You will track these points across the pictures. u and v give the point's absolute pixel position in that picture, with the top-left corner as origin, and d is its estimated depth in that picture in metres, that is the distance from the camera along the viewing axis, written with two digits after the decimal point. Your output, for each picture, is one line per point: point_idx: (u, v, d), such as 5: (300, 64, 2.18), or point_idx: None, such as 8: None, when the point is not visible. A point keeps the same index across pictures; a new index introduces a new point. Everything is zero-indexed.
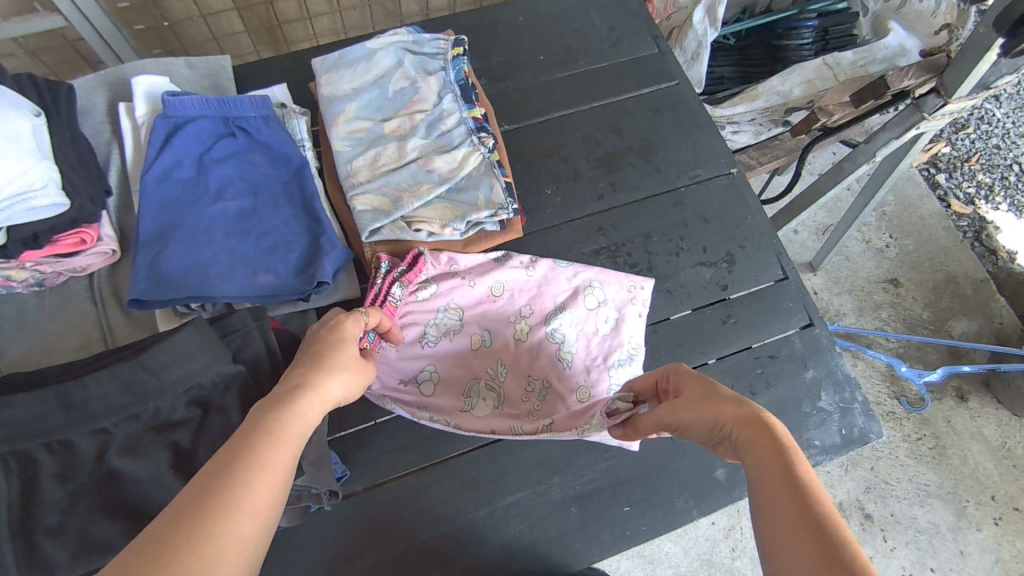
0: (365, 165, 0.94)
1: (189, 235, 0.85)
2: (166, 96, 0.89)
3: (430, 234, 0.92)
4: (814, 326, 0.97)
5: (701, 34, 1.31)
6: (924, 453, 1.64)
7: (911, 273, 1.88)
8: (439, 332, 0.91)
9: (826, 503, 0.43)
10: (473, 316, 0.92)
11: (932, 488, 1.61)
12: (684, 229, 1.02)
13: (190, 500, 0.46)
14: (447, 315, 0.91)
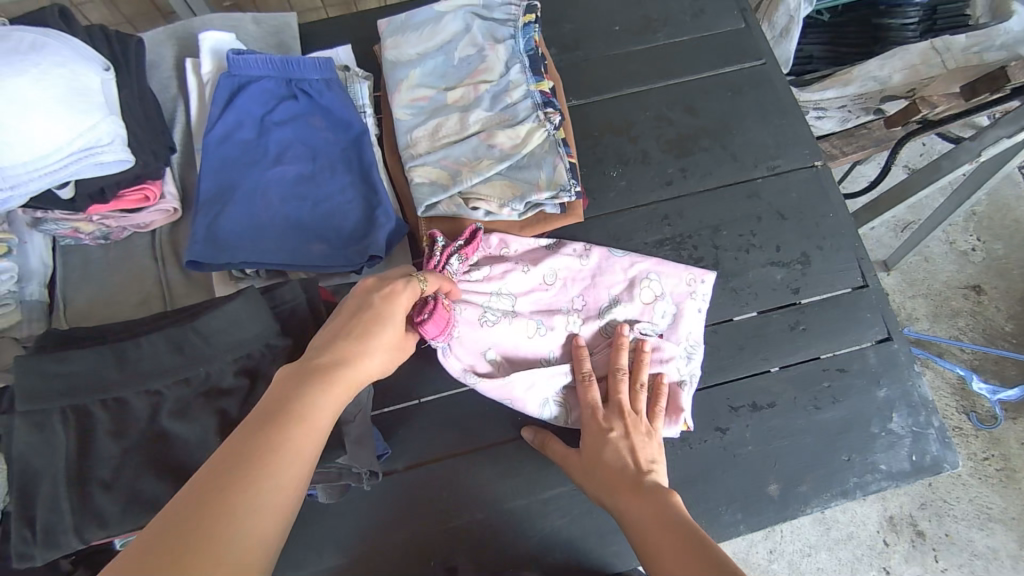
0: (425, 134, 0.91)
1: (246, 198, 0.84)
2: (230, 54, 0.87)
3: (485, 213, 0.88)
4: (892, 340, 0.90)
5: (794, 8, 1.19)
6: (989, 474, 1.54)
7: (997, 280, 1.73)
8: (497, 313, 0.85)
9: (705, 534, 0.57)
10: (525, 303, 0.87)
11: (994, 511, 1.51)
12: (756, 224, 0.95)
13: (209, 490, 0.45)
14: (499, 299, 0.86)
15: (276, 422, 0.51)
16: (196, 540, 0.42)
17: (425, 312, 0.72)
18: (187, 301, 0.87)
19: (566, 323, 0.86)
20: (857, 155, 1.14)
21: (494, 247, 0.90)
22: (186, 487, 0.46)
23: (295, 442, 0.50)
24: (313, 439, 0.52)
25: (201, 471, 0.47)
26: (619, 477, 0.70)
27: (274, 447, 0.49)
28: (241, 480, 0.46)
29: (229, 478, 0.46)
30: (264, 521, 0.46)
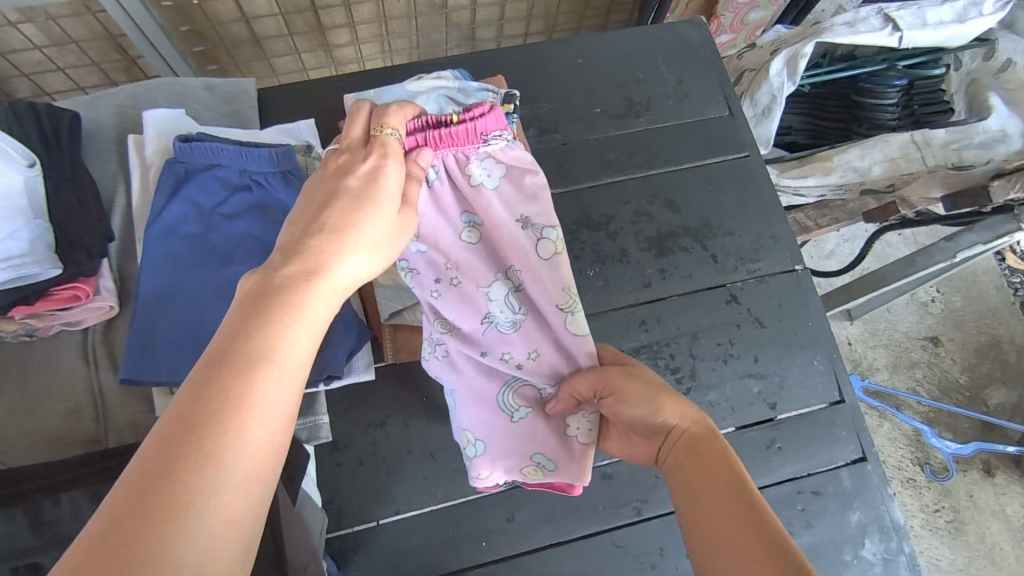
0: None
1: (190, 303, 0.77)
2: (177, 142, 0.79)
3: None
4: (866, 461, 0.89)
5: (776, 88, 1.16)
6: (939, 526, 1.58)
7: (953, 331, 1.76)
8: (498, 180, 0.75)
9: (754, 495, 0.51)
10: (496, 228, 0.76)
11: (942, 562, 1.55)
12: (735, 331, 0.92)
13: (173, 442, 0.37)
14: (492, 182, 0.75)
15: (239, 361, 0.41)
16: (152, 530, 0.34)
17: (466, 116, 0.69)
18: (123, 411, 0.79)
19: (503, 299, 0.78)
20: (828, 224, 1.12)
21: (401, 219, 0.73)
22: (134, 455, 0.37)
23: (262, 391, 0.41)
24: (286, 375, 0.42)
25: (152, 434, 0.38)
26: (674, 432, 0.61)
27: (236, 400, 0.39)
28: (200, 446, 0.37)
29: (182, 440, 0.37)
30: (248, 470, 0.39)
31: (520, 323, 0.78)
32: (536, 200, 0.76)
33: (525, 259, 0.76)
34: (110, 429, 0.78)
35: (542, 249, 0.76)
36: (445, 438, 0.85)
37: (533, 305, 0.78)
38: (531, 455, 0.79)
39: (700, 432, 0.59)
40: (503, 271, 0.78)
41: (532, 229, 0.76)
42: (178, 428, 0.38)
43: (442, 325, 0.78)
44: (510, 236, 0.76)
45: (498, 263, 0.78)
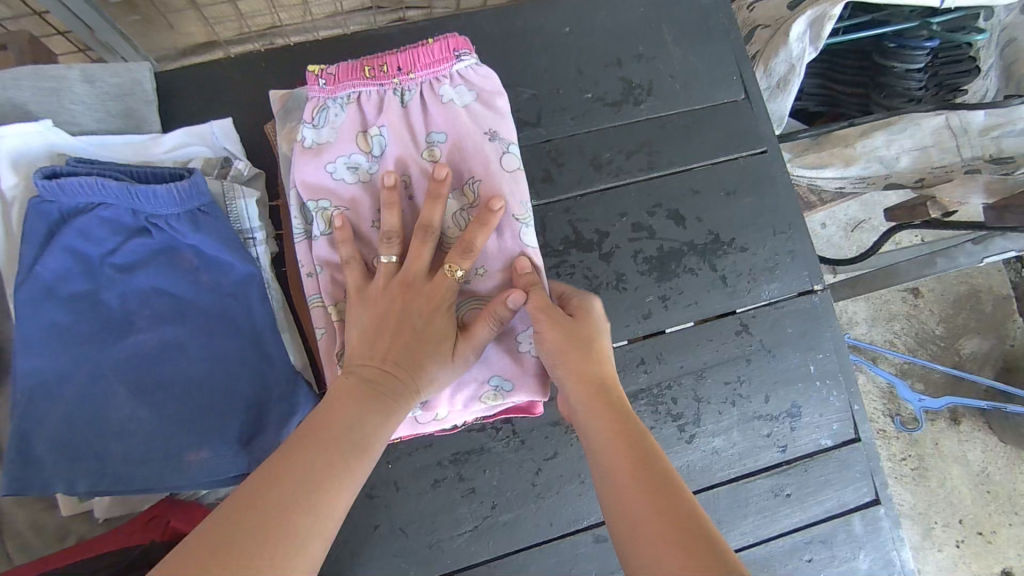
0: (305, 228, 0.66)
1: (84, 389, 0.60)
2: (38, 180, 0.58)
3: (316, 125, 0.66)
4: (878, 505, 0.81)
5: (796, 55, 0.99)
6: (904, 473, 1.43)
7: (936, 281, 1.52)
8: (465, 101, 0.67)
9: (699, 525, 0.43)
10: (455, 146, 0.66)
11: (903, 508, 1.41)
12: (745, 367, 0.81)
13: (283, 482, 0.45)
14: (456, 97, 0.67)
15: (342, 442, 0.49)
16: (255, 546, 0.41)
17: (439, 45, 0.67)
18: (21, 511, 0.65)
19: (450, 217, 0.65)
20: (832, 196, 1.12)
21: (339, 141, 0.66)
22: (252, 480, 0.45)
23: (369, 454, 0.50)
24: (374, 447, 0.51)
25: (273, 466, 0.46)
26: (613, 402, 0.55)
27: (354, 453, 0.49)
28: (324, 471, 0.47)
29: (289, 484, 0.45)
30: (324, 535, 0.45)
31: None
32: (505, 120, 0.67)
33: (486, 168, 0.65)
34: (7, 535, 0.64)
35: (506, 161, 0.65)
36: (416, 510, 0.73)
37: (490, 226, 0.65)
38: (484, 379, 0.65)
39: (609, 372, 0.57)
40: (461, 185, 0.66)
41: (499, 141, 0.66)
42: (293, 469, 0.46)
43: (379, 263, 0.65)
44: (470, 150, 0.66)
45: (456, 180, 0.66)
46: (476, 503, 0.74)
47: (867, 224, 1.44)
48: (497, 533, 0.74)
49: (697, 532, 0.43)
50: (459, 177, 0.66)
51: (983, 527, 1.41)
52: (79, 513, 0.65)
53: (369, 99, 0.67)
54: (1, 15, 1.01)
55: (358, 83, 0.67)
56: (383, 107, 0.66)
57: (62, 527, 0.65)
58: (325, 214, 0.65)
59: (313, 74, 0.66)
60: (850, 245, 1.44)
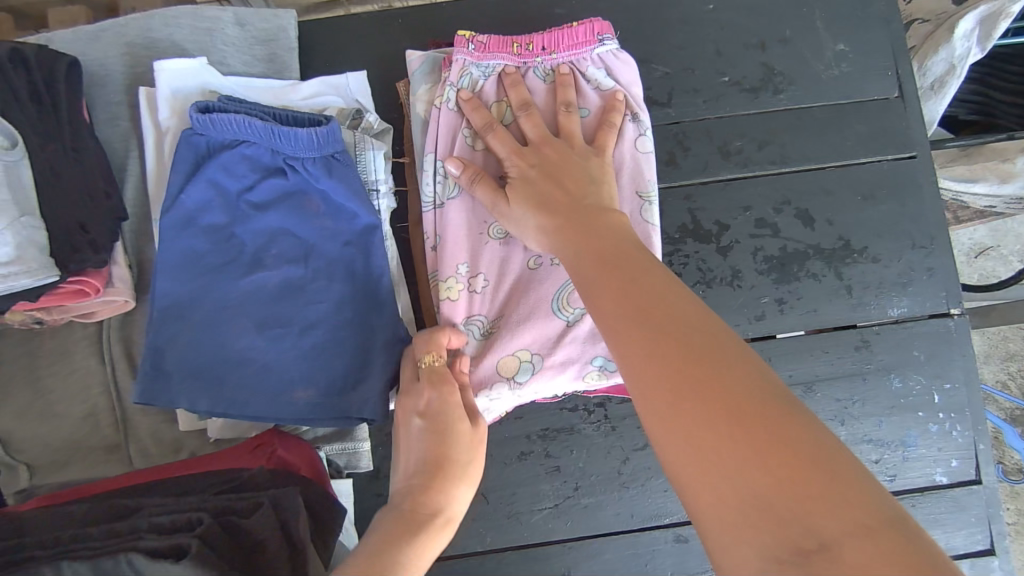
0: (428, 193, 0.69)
1: (212, 316, 0.63)
2: (193, 112, 0.62)
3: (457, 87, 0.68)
4: (993, 555, 0.75)
5: (959, 54, 0.90)
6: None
7: None
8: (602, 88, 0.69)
9: (769, 399, 0.36)
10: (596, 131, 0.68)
11: None
12: (859, 386, 0.75)
13: None
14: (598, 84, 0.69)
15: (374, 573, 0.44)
16: None
17: (583, 27, 0.68)
18: (143, 421, 0.70)
19: None
20: (973, 216, 1.05)
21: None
22: None
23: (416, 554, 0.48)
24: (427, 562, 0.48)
25: None
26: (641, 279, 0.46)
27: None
28: None
29: None
30: None
31: None
32: (636, 103, 0.69)
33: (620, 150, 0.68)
34: (130, 440, 0.69)
35: (639, 144, 0.69)
36: (498, 479, 0.73)
37: None
38: (587, 359, 0.66)
39: (572, 179, 0.59)
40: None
41: (638, 126, 0.69)
42: None
43: (496, 233, 0.68)
44: None
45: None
46: (559, 482, 0.73)
47: (993, 252, 1.31)
48: (576, 513, 0.73)
49: (778, 427, 0.35)
50: None
51: None
52: (194, 431, 0.70)
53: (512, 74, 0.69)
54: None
55: (505, 56, 0.68)
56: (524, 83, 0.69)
57: (177, 440, 0.70)
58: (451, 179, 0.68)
59: (463, 37, 0.68)
60: (971, 272, 1.32)
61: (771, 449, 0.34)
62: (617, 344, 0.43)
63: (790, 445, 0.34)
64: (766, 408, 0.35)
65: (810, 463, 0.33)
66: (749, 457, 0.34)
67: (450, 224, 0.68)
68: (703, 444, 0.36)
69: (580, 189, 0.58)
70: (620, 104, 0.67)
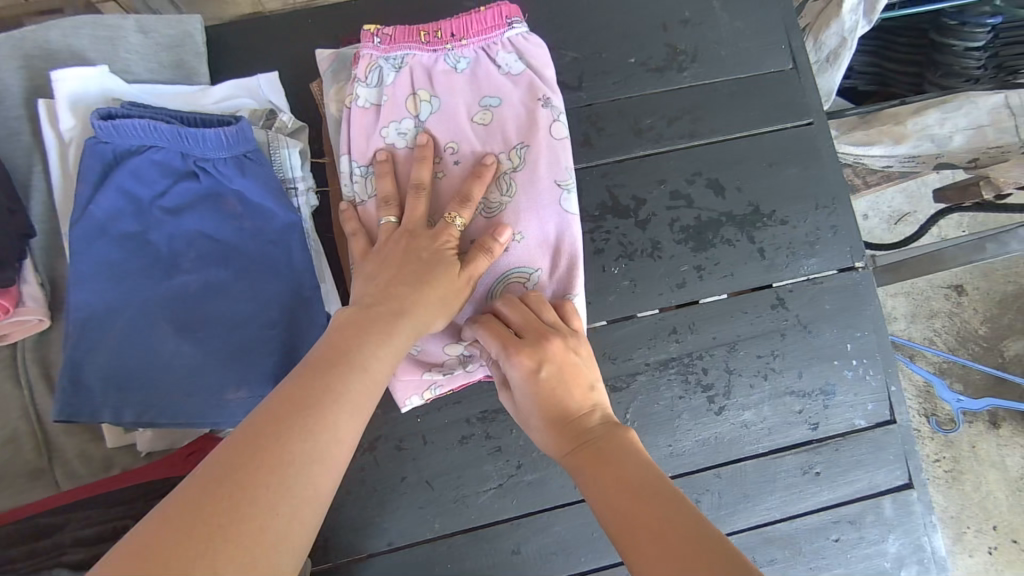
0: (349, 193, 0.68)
1: (131, 324, 0.62)
2: (95, 119, 0.61)
3: (369, 83, 0.69)
4: (911, 488, 0.80)
5: (849, 27, 0.95)
6: (938, 475, 1.35)
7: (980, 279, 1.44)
8: (513, 73, 0.70)
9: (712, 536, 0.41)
10: (511, 115, 0.69)
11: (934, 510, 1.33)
12: (779, 341, 0.80)
13: (277, 416, 0.41)
14: (510, 68, 0.70)
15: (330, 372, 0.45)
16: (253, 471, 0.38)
17: (490, 12, 0.70)
18: (69, 441, 0.68)
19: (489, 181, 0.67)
20: (880, 179, 1.12)
21: (391, 104, 0.68)
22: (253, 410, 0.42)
23: (347, 420, 0.44)
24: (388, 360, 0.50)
25: (263, 407, 0.42)
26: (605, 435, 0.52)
27: (317, 457, 0.40)
28: (314, 402, 0.43)
29: (287, 418, 0.41)
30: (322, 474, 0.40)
31: (508, 207, 0.66)
32: (548, 83, 0.70)
33: (534, 135, 0.67)
34: (55, 463, 0.67)
35: (555, 129, 0.68)
36: (441, 464, 0.74)
37: (527, 193, 0.66)
38: None
39: (576, 395, 0.55)
40: (509, 149, 0.68)
41: (551, 110, 0.68)
42: (276, 402, 0.42)
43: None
44: (519, 119, 0.69)
45: (501, 145, 0.68)
46: (502, 461, 0.75)
47: (911, 217, 1.39)
48: (521, 490, 0.75)
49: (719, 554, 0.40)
50: (510, 144, 0.68)
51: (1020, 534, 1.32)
52: (124, 446, 0.68)
53: (423, 62, 0.70)
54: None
55: (414, 45, 0.69)
56: (435, 71, 0.69)
57: (107, 458, 0.68)
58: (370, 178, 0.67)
59: (369, 32, 0.69)
60: (892, 237, 1.39)
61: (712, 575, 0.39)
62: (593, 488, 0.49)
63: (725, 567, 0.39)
64: (711, 544, 0.41)
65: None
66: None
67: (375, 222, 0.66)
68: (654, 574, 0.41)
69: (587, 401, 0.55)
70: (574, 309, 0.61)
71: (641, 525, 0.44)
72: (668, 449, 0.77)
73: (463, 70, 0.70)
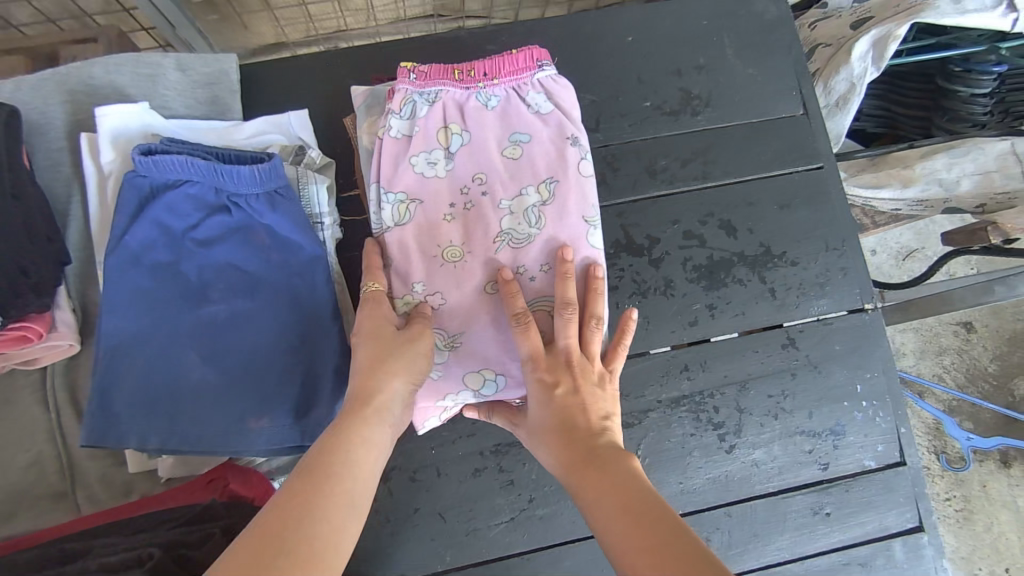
0: (379, 223, 0.70)
1: (160, 352, 0.64)
2: (136, 155, 0.63)
3: (403, 116, 0.71)
4: (922, 531, 0.80)
5: (858, 74, 0.98)
6: (948, 514, 1.34)
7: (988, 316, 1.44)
8: (543, 111, 0.72)
9: (698, 555, 0.41)
10: (540, 152, 0.71)
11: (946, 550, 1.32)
12: (789, 381, 0.81)
13: (295, 488, 0.45)
14: (539, 107, 0.72)
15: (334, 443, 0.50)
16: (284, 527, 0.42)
17: (521, 54, 0.72)
18: (92, 464, 0.69)
19: (520, 215, 0.69)
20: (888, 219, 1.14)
21: (423, 135, 0.71)
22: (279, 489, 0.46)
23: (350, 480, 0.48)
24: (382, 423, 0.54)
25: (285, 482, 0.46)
26: (609, 455, 0.53)
27: (314, 527, 0.43)
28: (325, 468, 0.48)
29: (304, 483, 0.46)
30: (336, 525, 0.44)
31: (535, 239, 0.69)
32: (572, 121, 0.72)
33: (564, 170, 0.70)
34: (79, 485, 0.68)
35: (582, 167, 0.71)
36: (454, 496, 0.75)
37: (556, 226, 0.69)
38: None
39: (587, 419, 0.57)
40: (539, 182, 0.70)
41: (579, 148, 0.71)
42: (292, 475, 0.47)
43: (452, 255, 0.69)
44: (547, 155, 0.71)
45: (531, 178, 0.70)
46: (514, 494, 0.76)
47: (919, 254, 1.41)
48: (533, 524, 0.76)
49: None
50: (538, 179, 0.70)
51: None
52: (145, 471, 0.69)
53: (456, 98, 0.72)
54: (90, 9, 1.05)
55: (447, 82, 0.71)
56: (467, 107, 0.72)
57: (127, 483, 0.69)
58: (401, 205, 0.70)
59: (404, 68, 0.71)
60: (900, 273, 1.41)
61: None
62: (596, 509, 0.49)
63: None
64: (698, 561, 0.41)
65: None
66: None
67: (405, 248, 0.69)
68: None
69: (597, 424, 0.56)
70: (600, 284, 0.66)
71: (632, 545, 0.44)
72: (678, 485, 0.78)
73: (493, 107, 0.72)
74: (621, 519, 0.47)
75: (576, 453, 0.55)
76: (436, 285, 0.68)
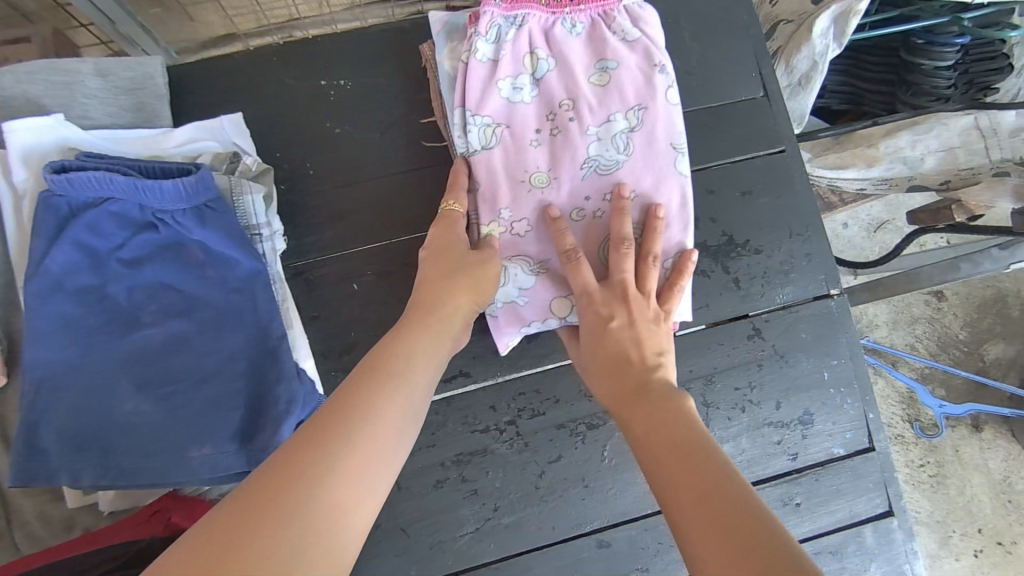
0: (462, 145, 0.69)
1: (91, 383, 0.60)
2: (48, 174, 0.58)
3: (490, 39, 0.68)
4: (892, 516, 0.80)
5: (820, 51, 0.96)
6: (922, 480, 1.35)
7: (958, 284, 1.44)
8: (630, 40, 0.69)
9: (739, 488, 0.44)
10: (629, 80, 0.68)
11: (921, 515, 1.34)
12: (755, 372, 0.79)
13: (356, 384, 0.48)
14: (623, 36, 0.69)
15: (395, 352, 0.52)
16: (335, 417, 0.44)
17: None
18: (28, 502, 0.66)
19: (609, 142, 0.68)
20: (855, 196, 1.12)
21: (510, 58, 0.68)
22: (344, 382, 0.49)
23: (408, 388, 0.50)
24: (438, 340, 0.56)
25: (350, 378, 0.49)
26: (656, 387, 0.57)
27: (365, 422, 0.45)
28: (386, 371, 0.50)
29: (363, 383, 0.48)
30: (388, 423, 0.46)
31: (625, 166, 0.68)
32: (657, 49, 0.69)
33: (653, 98, 0.67)
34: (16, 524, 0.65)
35: (669, 97, 0.68)
36: (418, 509, 0.73)
37: (645, 155, 0.68)
38: None
39: (639, 354, 0.60)
40: (626, 109, 0.68)
41: (665, 77, 0.68)
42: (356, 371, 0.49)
43: (538, 181, 0.68)
44: (634, 82, 0.68)
45: (619, 106, 0.68)
46: (479, 504, 0.74)
47: (890, 225, 1.40)
48: (500, 532, 0.74)
49: (741, 507, 0.43)
50: (626, 107, 0.68)
51: (1004, 536, 1.32)
52: (86, 505, 0.66)
53: (541, 24, 0.69)
54: None
55: (534, 6, 0.68)
56: (554, 33, 0.69)
57: (68, 518, 0.66)
58: (487, 128, 0.68)
59: None
60: (873, 246, 1.40)
61: (729, 521, 0.42)
62: (643, 436, 0.53)
63: (743, 516, 0.42)
64: (737, 492, 0.44)
65: (756, 528, 0.41)
66: (717, 527, 0.42)
67: (491, 171, 0.68)
68: (682, 518, 0.45)
69: (650, 360, 0.59)
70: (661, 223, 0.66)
71: (677, 472, 0.48)
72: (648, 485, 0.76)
73: (578, 33, 0.69)
74: (669, 452, 0.50)
75: (625, 383, 0.58)
76: (521, 212, 0.68)
